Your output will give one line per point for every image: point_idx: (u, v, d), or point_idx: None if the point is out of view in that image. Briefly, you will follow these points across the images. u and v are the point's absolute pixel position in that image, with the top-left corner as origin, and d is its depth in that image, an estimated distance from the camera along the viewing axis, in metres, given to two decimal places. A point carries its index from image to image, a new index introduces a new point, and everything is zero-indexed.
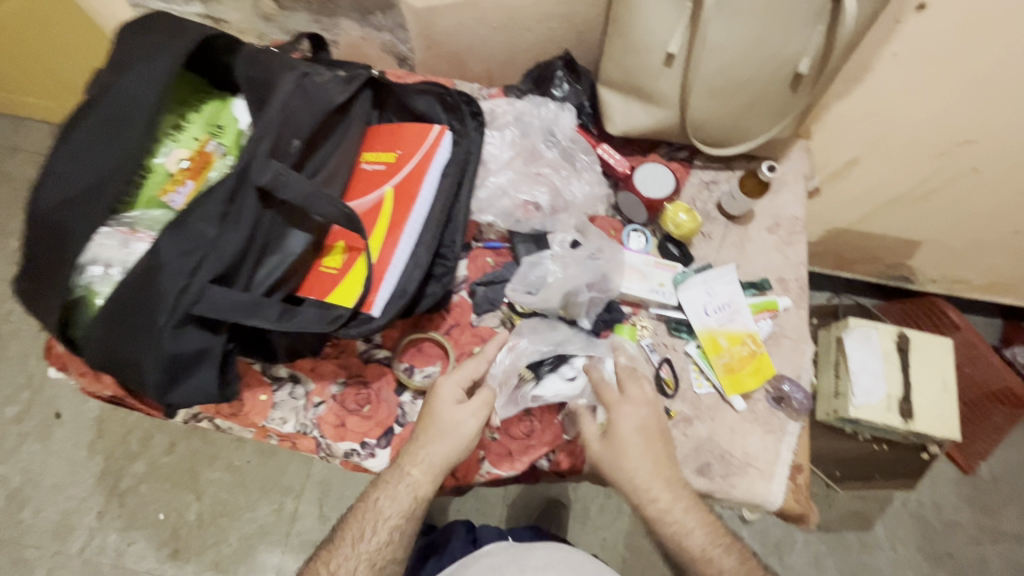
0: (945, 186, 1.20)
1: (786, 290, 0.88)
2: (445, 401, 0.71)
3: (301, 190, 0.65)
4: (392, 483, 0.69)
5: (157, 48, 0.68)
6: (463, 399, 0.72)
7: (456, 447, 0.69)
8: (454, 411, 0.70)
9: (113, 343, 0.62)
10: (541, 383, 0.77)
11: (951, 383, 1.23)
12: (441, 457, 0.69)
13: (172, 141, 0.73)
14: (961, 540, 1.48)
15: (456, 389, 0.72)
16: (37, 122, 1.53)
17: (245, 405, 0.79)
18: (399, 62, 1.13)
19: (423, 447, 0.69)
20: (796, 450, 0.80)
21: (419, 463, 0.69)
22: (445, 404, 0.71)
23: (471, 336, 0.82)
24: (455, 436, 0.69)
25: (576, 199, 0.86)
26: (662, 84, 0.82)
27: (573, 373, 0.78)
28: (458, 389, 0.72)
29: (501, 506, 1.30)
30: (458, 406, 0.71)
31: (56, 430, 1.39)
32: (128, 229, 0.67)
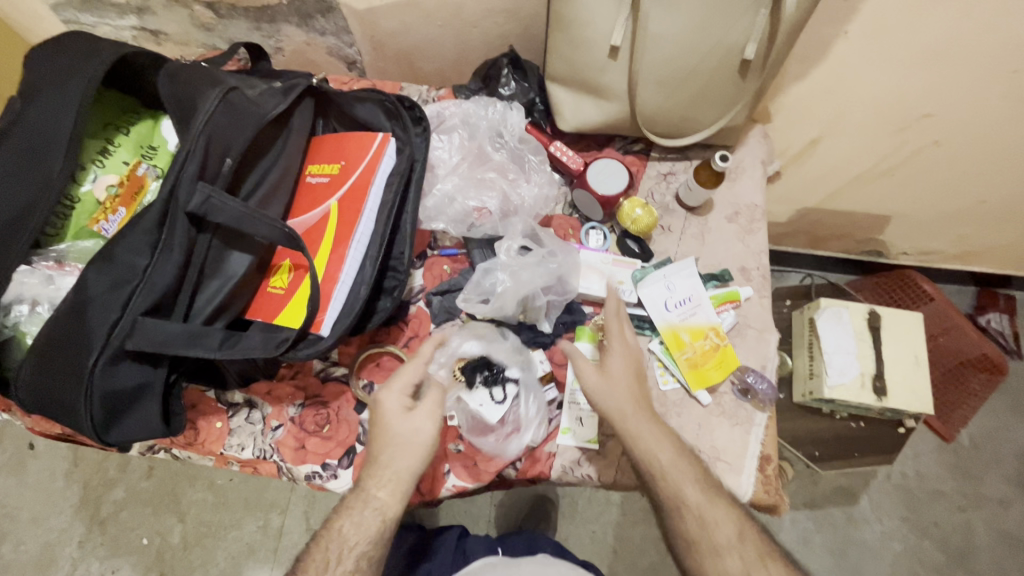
0: (908, 161, 1.20)
1: (748, 279, 0.87)
2: (393, 413, 0.68)
3: (234, 213, 0.62)
4: (357, 508, 0.66)
5: (69, 71, 0.65)
6: (411, 406, 0.70)
7: (418, 457, 0.67)
8: (405, 420, 0.68)
9: (45, 384, 0.60)
10: (471, 392, 0.77)
11: (923, 357, 1.23)
12: (407, 471, 0.67)
13: (99, 167, 0.70)
14: (945, 508, 1.50)
15: (401, 398, 0.69)
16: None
17: (200, 433, 0.77)
18: (348, 65, 1.09)
19: (387, 465, 0.67)
20: (765, 441, 0.79)
21: (385, 484, 0.66)
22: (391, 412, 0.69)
23: None
24: (412, 445, 0.67)
25: (527, 201, 0.84)
26: (609, 77, 0.80)
27: (503, 398, 0.76)
28: (403, 398, 0.69)
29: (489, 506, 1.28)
30: (406, 414, 0.69)
31: (30, 462, 1.36)
32: (55, 263, 0.65)
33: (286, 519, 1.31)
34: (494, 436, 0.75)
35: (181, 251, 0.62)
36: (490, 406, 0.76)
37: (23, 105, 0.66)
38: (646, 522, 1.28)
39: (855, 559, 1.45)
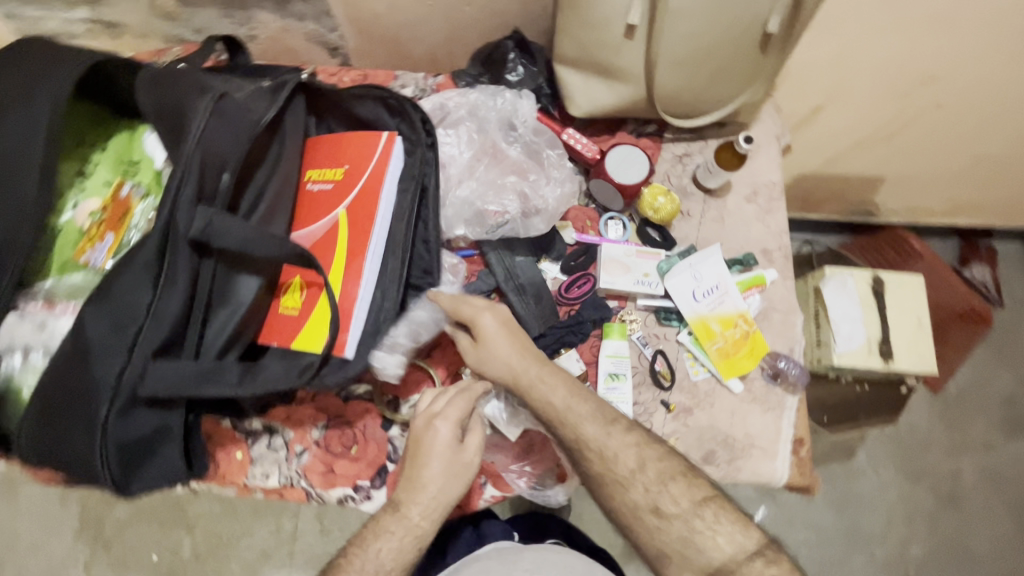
0: (909, 123, 1.19)
1: (771, 261, 0.85)
2: (444, 442, 0.65)
3: (239, 235, 0.57)
4: (396, 534, 0.64)
5: (34, 86, 0.57)
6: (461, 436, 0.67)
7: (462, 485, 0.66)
8: (458, 452, 0.66)
9: (51, 440, 0.55)
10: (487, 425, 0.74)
11: (926, 319, 1.25)
12: (452, 498, 0.65)
13: (80, 192, 0.63)
14: (937, 455, 1.55)
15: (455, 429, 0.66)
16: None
17: (221, 466, 0.72)
18: (330, 52, 1.01)
19: (433, 494, 0.64)
20: (797, 424, 0.79)
21: (428, 512, 0.64)
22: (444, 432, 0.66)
23: (455, 357, 0.76)
24: (465, 476, 0.66)
25: (549, 203, 0.79)
26: (625, 58, 0.75)
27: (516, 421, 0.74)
28: (454, 428, 0.66)
29: None
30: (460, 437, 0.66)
31: (21, 487, 1.30)
32: (45, 304, 0.59)
33: (297, 523, 1.28)
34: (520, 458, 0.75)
35: (187, 284, 0.56)
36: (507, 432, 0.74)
37: None
38: None
39: (855, 511, 1.49)
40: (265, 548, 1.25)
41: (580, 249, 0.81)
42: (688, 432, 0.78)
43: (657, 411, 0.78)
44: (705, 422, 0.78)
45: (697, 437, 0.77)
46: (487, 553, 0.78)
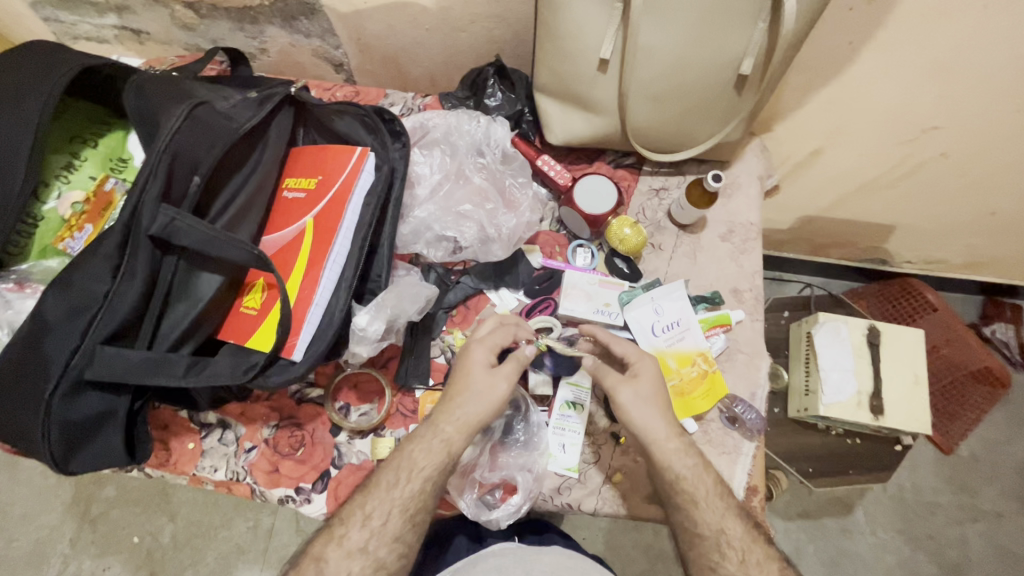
0: (914, 173, 1.11)
1: (740, 301, 0.84)
2: (477, 365, 0.68)
3: (198, 236, 0.60)
4: (425, 438, 0.66)
5: (28, 87, 0.62)
6: (495, 364, 0.69)
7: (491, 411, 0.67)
8: (488, 375, 0.68)
9: (3, 412, 0.58)
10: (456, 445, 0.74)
11: (923, 376, 1.19)
12: (478, 419, 0.66)
13: (65, 183, 0.67)
14: (943, 522, 1.44)
15: (490, 354, 0.69)
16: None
17: (173, 454, 0.75)
18: (336, 68, 1.05)
19: (465, 412, 0.66)
20: (752, 472, 0.76)
21: (454, 422, 0.66)
22: (477, 369, 0.68)
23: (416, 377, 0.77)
24: (489, 401, 0.67)
25: (505, 231, 0.80)
26: (598, 91, 0.77)
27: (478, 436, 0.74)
28: (490, 353, 0.69)
29: None
30: (490, 372, 0.68)
31: (22, 459, 1.35)
32: (15, 284, 0.64)
33: (276, 519, 1.30)
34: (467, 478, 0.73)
35: (145, 278, 0.60)
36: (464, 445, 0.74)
37: None
38: (637, 530, 1.26)
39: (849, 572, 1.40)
40: (241, 543, 1.27)
41: (545, 274, 0.82)
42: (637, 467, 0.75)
43: (605, 444, 0.76)
44: None
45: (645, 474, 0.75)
46: (499, 550, 0.78)
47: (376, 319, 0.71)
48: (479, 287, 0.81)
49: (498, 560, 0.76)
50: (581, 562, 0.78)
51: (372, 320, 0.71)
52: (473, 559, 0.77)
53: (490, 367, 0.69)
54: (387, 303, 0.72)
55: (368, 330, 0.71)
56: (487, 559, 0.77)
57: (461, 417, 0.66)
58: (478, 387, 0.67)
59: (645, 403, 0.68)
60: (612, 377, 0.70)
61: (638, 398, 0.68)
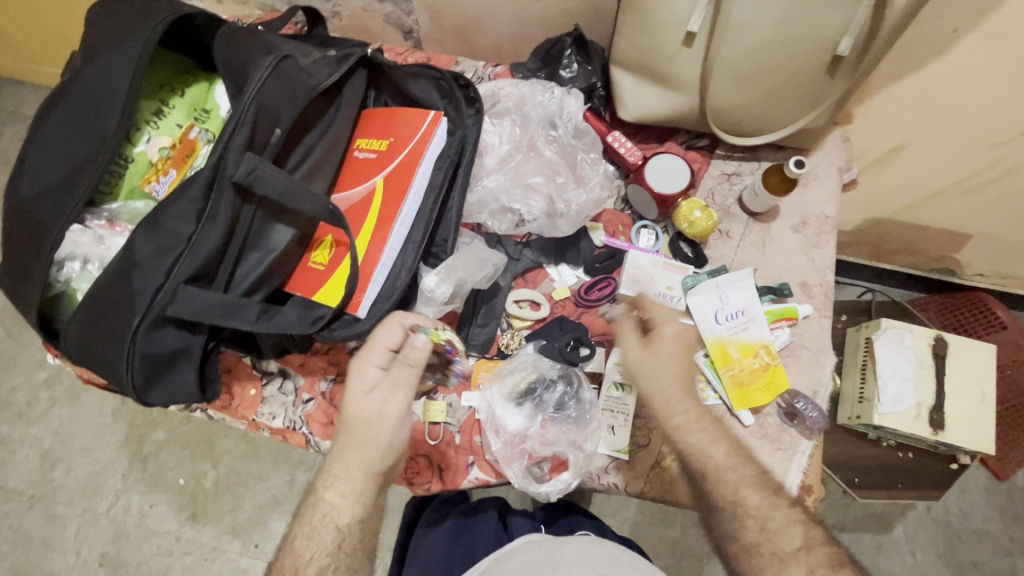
0: (1004, 179, 1.02)
1: (809, 296, 0.80)
2: (355, 392, 0.64)
3: (278, 185, 0.61)
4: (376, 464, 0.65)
5: (126, 31, 0.63)
6: (374, 386, 0.64)
7: (371, 447, 0.63)
8: (364, 403, 0.63)
9: (91, 342, 0.61)
10: (505, 412, 0.74)
11: (990, 394, 1.12)
12: (359, 468, 0.63)
13: (154, 128, 0.70)
14: (988, 549, 1.35)
15: (376, 371, 0.64)
16: (26, 86, 1.41)
17: (235, 398, 0.78)
18: (404, 35, 1.04)
19: (339, 461, 0.63)
20: (807, 472, 0.74)
21: (331, 484, 0.63)
22: (359, 394, 0.64)
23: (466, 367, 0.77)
24: (367, 435, 0.63)
25: (574, 206, 0.79)
26: (679, 66, 0.74)
27: (526, 407, 0.74)
28: (376, 371, 0.64)
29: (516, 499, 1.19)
30: (369, 396, 0.63)
31: (83, 396, 1.43)
32: (107, 222, 0.66)
33: (311, 476, 1.33)
34: (512, 446, 0.73)
35: (226, 222, 0.62)
36: (512, 412, 0.74)
37: (82, 64, 0.65)
38: (664, 524, 1.23)
39: None
40: (278, 494, 1.32)
41: (607, 252, 0.81)
42: None
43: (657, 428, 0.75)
44: None
45: None
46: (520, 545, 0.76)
47: (444, 282, 0.72)
48: (540, 261, 0.81)
49: (526, 557, 0.73)
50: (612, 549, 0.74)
51: (440, 284, 0.73)
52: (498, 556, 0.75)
53: (374, 391, 0.64)
54: (456, 268, 0.73)
55: (435, 293, 0.73)
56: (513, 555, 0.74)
57: (340, 468, 0.63)
58: (360, 415, 0.63)
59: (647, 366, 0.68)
60: (627, 337, 0.68)
61: (648, 365, 0.67)
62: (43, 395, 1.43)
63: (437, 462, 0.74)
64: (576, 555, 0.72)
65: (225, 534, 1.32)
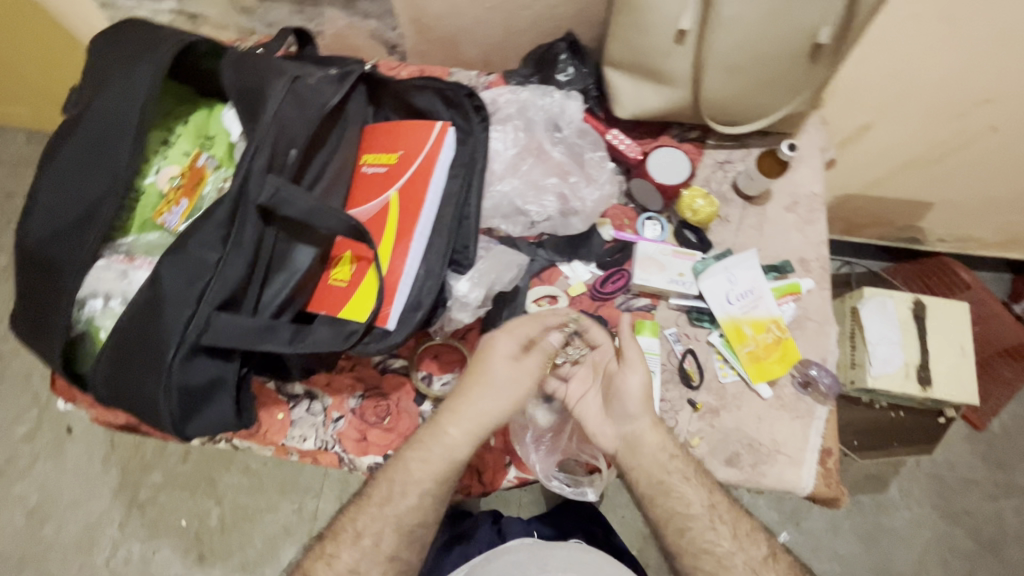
0: (962, 148, 1.09)
1: (808, 271, 0.85)
2: (502, 355, 0.67)
3: (302, 205, 0.61)
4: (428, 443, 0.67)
5: (130, 62, 0.63)
6: (520, 355, 0.68)
7: (501, 405, 0.66)
8: (511, 367, 0.67)
9: (123, 379, 0.60)
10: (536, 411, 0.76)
11: (969, 346, 1.19)
12: (489, 417, 0.66)
13: (162, 158, 0.70)
14: (978, 496, 1.40)
15: (518, 345, 0.68)
16: (14, 133, 1.40)
17: (263, 424, 0.77)
18: (389, 51, 1.04)
19: (472, 405, 0.66)
20: (825, 435, 0.78)
21: (460, 424, 0.66)
22: (502, 357, 0.67)
23: None
24: (502, 394, 0.66)
25: (587, 204, 0.83)
26: (673, 62, 0.77)
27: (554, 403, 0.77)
28: (516, 345, 0.68)
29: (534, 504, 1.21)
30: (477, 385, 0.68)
31: (69, 447, 1.37)
32: (125, 257, 0.64)
33: (320, 501, 1.31)
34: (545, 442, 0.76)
35: (252, 246, 0.62)
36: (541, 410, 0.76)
37: (88, 99, 0.64)
38: None
39: (885, 547, 1.35)
40: (288, 524, 1.29)
41: (617, 246, 0.84)
42: (713, 433, 0.78)
43: (683, 408, 0.78)
44: (731, 425, 0.78)
45: (721, 439, 0.77)
46: (512, 548, 0.80)
47: (477, 287, 0.76)
48: (553, 260, 0.83)
49: (513, 558, 0.78)
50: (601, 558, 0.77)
51: (473, 288, 0.76)
52: (492, 554, 0.80)
53: (517, 359, 0.67)
54: (486, 273, 0.77)
55: (469, 299, 0.75)
56: (501, 556, 0.79)
57: (474, 411, 0.66)
58: (507, 373, 0.67)
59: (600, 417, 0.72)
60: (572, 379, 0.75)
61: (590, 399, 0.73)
62: (26, 450, 1.36)
63: (474, 466, 0.76)
64: (562, 560, 0.75)
65: (236, 571, 1.28)
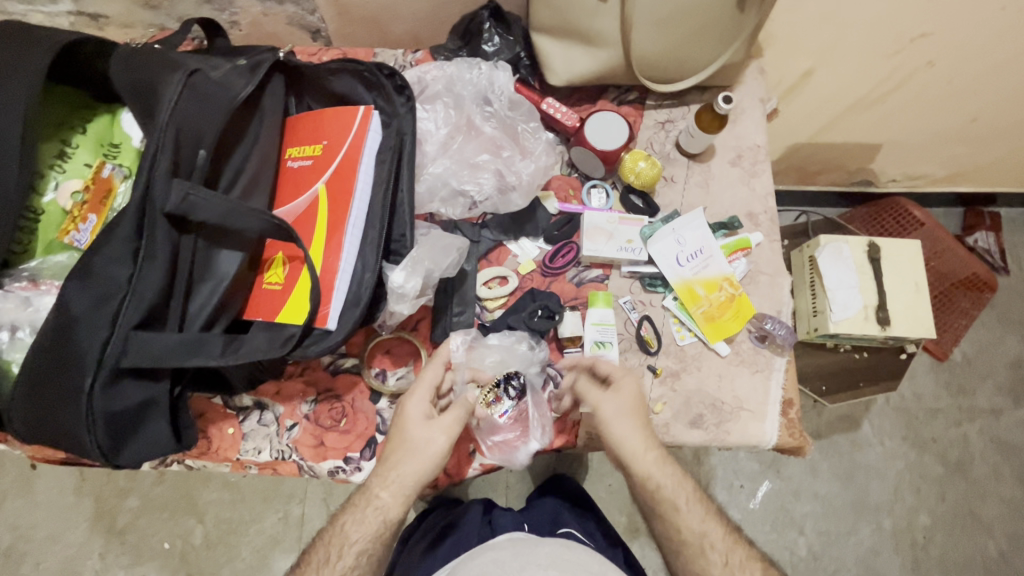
0: (902, 86, 1.09)
1: (757, 224, 0.84)
2: (414, 418, 0.66)
3: (215, 208, 0.57)
4: (359, 508, 0.64)
5: (6, 67, 0.57)
6: (433, 414, 0.66)
7: (427, 467, 0.64)
8: (423, 428, 0.65)
9: (43, 413, 0.57)
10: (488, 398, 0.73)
11: (924, 283, 1.21)
12: (413, 478, 0.64)
13: (60, 173, 0.65)
14: (943, 423, 1.45)
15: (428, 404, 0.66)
16: None
17: (214, 441, 0.74)
18: (313, 36, 0.99)
19: (393, 468, 0.64)
20: (785, 386, 0.78)
21: (389, 486, 0.64)
22: (416, 420, 0.65)
23: None
24: (422, 456, 0.64)
25: (524, 177, 0.80)
26: (599, 22, 0.75)
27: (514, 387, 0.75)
28: (427, 404, 0.66)
29: (521, 483, 1.21)
30: (428, 423, 0.66)
31: (36, 482, 1.31)
32: (29, 282, 0.61)
33: (306, 506, 1.28)
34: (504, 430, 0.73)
35: (166, 258, 0.58)
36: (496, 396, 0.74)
37: None
38: None
39: (862, 483, 1.39)
40: (274, 533, 1.26)
41: (563, 218, 0.81)
42: (676, 396, 0.77)
43: (643, 375, 0.77)
44: (693, 386, 0.78)
45: (684, 402, 0.77)
46: (499, 545, 0.77)
47: (412, 277, 0.70)
48: (500, 240, 0.80)
49: (496, 554, 0.74)
50: (584, 556, 0.73)
51: (409, 278, 0.70)
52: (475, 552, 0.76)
53: (432, 418, 0.66)
54: (421, 260, 0.71)
55: (406, 289, 0.71)
56: (485, 553, 0.75)
57: (395, 476, 0.63)
58: (415, 434, 0.65)
59: (625, 416, 0.66)
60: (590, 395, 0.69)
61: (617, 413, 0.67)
62: None
63: None
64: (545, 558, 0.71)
65: None
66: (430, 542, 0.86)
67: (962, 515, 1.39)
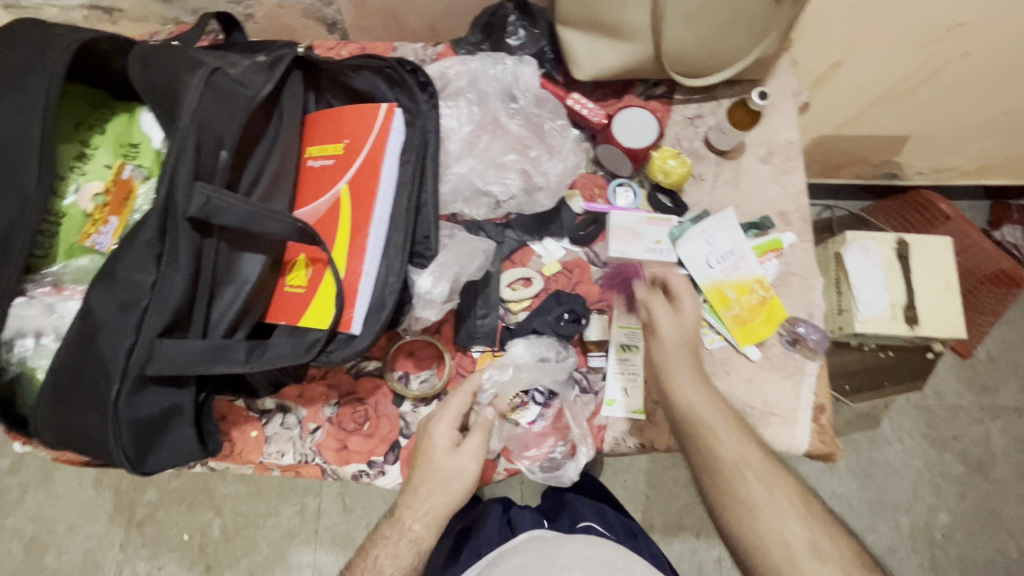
0: (937, 77, 1.04)
1: (789, 224, 0.81)
2: (441, 448, 0.66)
3: (239, 212, 0.56)
4: (392, 538, 0.64)
5: (25, 69, 0.56)
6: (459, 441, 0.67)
7: (459, 493, 0.65)
8: (452, 457, 0.66)
9: (70, 421, 0.56)
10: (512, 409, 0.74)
11: (954, 281, 1.17)
12: (445, 506, 0.65)
13: (81, 175, 0.64)
14: (965, 421, 1.42)
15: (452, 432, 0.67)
16: None
17: (236, 444, 0.74)
18: (329, 28, 0.96)
19: (426, 498, 0.64)
20: (817, 391, 0.76)
21: (420, 516, 0.64)
22: (444, 450, 0.66)
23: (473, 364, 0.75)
24: (455, 484, 0.65)
25: (551, 178, 0.78)
26: (628, 14, 0.72)
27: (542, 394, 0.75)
28: (452, 432, 0.67)
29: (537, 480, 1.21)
30: (455, 451, 0.66)
31: (56, 474, 1.32)
32: (52, 287, 0.60)
33: (321, 500, 1.28)
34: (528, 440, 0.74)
35: (191, 263, 0.56)
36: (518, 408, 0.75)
37: None
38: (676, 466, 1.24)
39: (881, 482, 1.37)
40: (291, 527, 1.26)
41: (589, 218, 0.79)
42: None
43: None
44: (722, 391, 0.76)
45: None
46: (522, 546, 0.75)
47: (440, 282, 0.70)
48: (524, 240, 0.79)
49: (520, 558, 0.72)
50: (608, 549, 0.73)
51: (437, 283, 0.70)
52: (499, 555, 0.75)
53: (459, 446, 0.66)
54: (449, 264, 0.71)
55: (434, 295, 0.70)
56: (510, 556, 0.74)
57: (428, 505, 0.64)
58: (445, 463, 0.65)
59: (681, 346, 0.68)
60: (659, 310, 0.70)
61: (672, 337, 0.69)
62: (12, 482, 1.32)
63: None
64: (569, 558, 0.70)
65: None
66: (451, 546, 0.86)
67: (983, 515, 1.37)
